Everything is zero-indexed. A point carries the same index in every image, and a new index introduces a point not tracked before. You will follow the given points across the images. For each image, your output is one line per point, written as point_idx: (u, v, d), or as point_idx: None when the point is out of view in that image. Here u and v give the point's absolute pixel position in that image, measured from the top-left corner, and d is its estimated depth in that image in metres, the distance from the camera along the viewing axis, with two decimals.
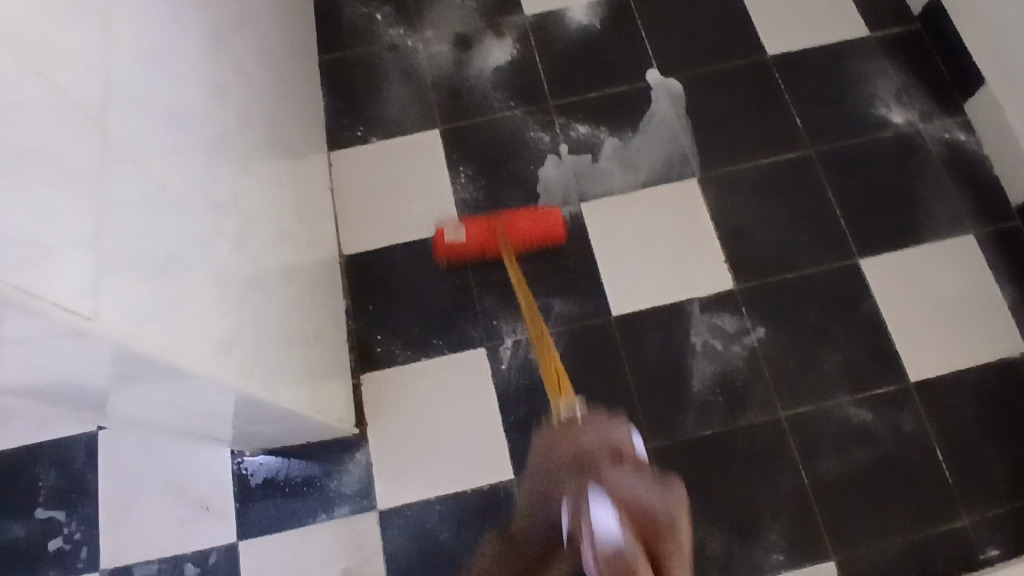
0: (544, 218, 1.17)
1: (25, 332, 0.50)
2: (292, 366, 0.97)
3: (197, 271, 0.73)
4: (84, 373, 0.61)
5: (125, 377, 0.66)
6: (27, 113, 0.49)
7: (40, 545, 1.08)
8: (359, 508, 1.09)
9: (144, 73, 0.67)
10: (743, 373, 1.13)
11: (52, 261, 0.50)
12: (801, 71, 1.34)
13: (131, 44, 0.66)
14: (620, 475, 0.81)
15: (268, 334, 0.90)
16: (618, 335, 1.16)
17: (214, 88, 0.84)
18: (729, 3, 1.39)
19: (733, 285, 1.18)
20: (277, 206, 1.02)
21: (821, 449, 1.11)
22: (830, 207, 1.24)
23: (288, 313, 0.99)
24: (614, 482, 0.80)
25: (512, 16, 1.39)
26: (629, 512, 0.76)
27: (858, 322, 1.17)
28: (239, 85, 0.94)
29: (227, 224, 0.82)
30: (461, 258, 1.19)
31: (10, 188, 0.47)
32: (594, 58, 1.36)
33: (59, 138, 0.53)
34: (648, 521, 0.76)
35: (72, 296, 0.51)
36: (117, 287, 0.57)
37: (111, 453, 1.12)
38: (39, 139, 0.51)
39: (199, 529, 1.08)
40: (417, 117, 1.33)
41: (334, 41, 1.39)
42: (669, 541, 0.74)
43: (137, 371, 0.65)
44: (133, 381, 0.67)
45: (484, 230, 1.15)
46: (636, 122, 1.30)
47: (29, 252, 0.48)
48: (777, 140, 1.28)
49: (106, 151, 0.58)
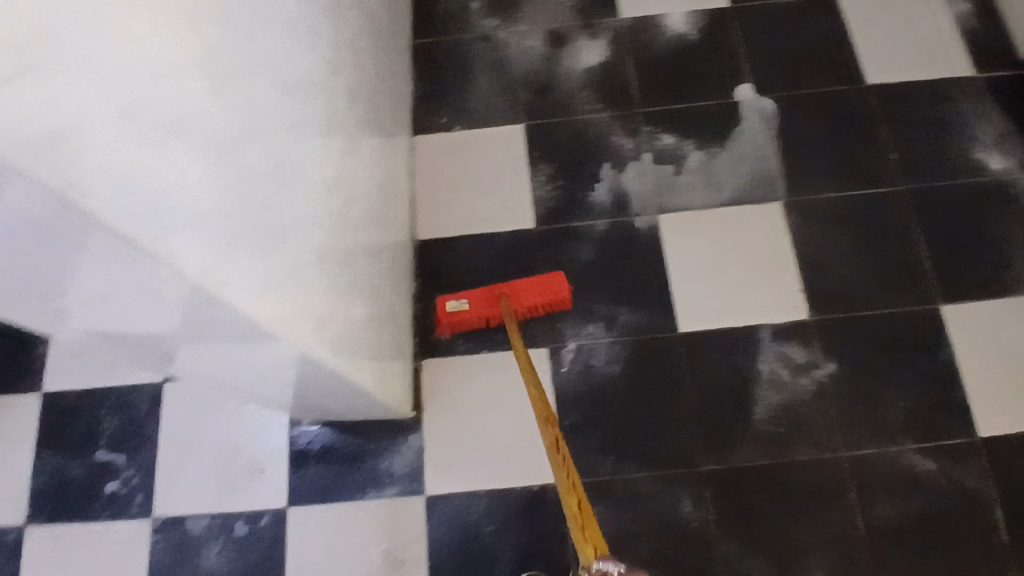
0: (549, 284, 1.12)
1: (152, 281, 0.55)
2: (362, 344, 0.98)
3: (297, 243, 0.74)
4: (191, 323, 0.66)
5: (223, 336, 0.71)
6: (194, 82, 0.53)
7: (98, 486, 1.12)
8: (406, 490, 1.10)
9: (265, 39, 0.67)
10: (808, 407, 1.11)
11: (193, 225, 0.54)
12: (900, 105, 1.29)
13: (262, 11, 0.67)
14: None
15: (346, 309, 0.92)
16: (683, 352, 1.14)
17: (322, 60, 0.85)
18: (832, 26, 1.35)
19: (807, 316, 1.15)
20: (362, 183, 1.02)
21: (880, 494, 1.07)
22: (914, 248, 1.20)
23: (364, 290, 1.00)
24: None
25: (608, 17, 1.37)
26: None
27: (932, 370, 1.13)
28: (341, 59, 0.95)
29: (322, 196, 0.83)
30: (465, 326, 1.16)
31: (176, 152, 0.51)
32: (687, 67, 1.33)
33: (216, 106, 0.56)
34: None
35: (199, 257, 0.56)
36: (237, 254, 0.61)
37: (174, 405, 1.15)
38: (202, 106, 0.54)
39: (250, 490, 1.10)
40: (502, 110, 1.33)
41: (428, 26, 1.40)
42: None
43: (207, 316, 0.66)
44: (227, 339, 0.72)
45: (486, 301, 1.12)
46: (725, 138, 1.27)
47: (175, 214, 0.52)
48: (867, 173, 1.25)
49: (245, 121, 0.62)
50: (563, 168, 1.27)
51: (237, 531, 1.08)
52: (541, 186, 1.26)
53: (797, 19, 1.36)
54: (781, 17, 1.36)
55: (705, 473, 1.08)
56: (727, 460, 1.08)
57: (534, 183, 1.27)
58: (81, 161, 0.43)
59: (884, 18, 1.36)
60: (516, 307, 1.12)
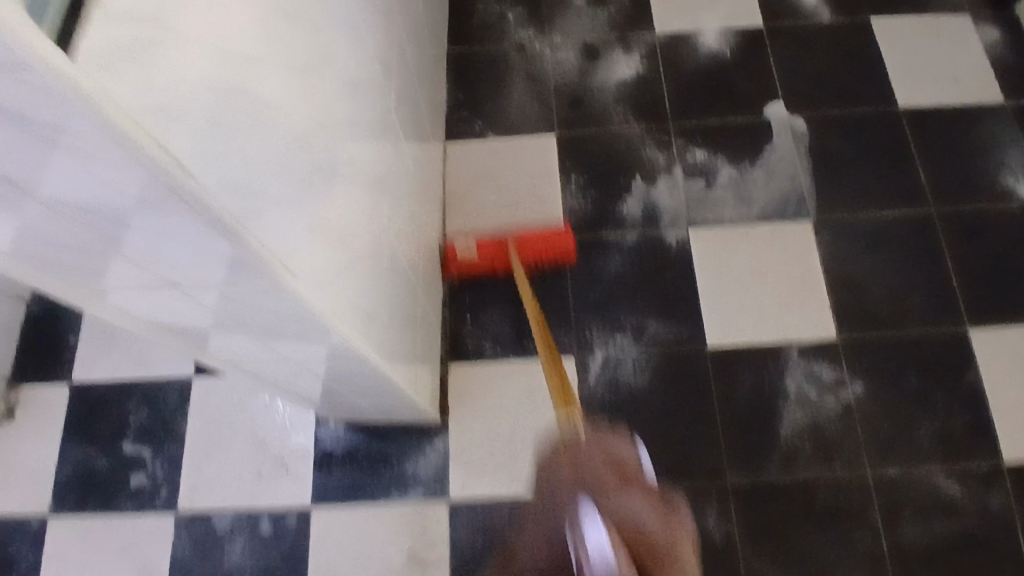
0: (556, 239, 1.19)
1: (237, 273, 0.56)
2: (394, 344, 0.98)
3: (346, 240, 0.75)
4: (255, 315, 0.66)
5: (278, 328, 0.71)
6: (268, 76, 0.54)
7: (123, 478, 1.12)
8: (431, 493, 1.10)
9: (327, 41, 0.69)
10: (835, 426, 1.10)
11: (274, 214, 0.55)
12: (929, 128, 1.30)
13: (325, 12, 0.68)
14: (623, 496, 0.69)
15: (383, 309, 0.92)
16: (712, 365, 1.14)
17: (372, 64, 0.86)
18: (863, 49, 1.37)
19: (835, 334, 1.16)
20: (400, 187, 1.04)
21: (905, 515, 1.06)
22: (945, 270, 1.20)
23: (399, 292, 1.01)
24: (612, 505, 0.68)
25: (642, 32, 1.39)
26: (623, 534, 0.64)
27: (959, 392, 1.13)
28: (386, 64, 0.96)
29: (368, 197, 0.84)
30: (472, 276, 1.21)
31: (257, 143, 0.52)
32: (719, 85, 1.34)
33: (284, 101, 0.58)
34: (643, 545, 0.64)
35: (280, 247, 0.57)
36: (305, 244, 0.62)
37: (202, 400, 1.15)
38: (273, 99, 0.56)
39: (275, 487, 1.10)
40: (535, 119, 1.34)
41: (464, 35, 1.42)
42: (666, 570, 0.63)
43: (271, 313, 0.67)
44: (281, 331, 0.73)
45: (494, 253, 1.18)
46: (756, 155, 1.28)
47: (262, 203, 0.53)
48: (897, 194, 1.25)
49: (309, 117, 0.63)
50: (595, 179, 1.28)
51: (261, 527, 1.08)
52: (573, 196, 1.27)
53: (829, 40, 1.38)
54: (813, 38, 1.38)
55: (730, 487, 1.08)
56: (752, 476, 1.08)
57: (566, 193, 1.28)
58: (194, 148, 0.43)
59: (916, 42, 1.38)
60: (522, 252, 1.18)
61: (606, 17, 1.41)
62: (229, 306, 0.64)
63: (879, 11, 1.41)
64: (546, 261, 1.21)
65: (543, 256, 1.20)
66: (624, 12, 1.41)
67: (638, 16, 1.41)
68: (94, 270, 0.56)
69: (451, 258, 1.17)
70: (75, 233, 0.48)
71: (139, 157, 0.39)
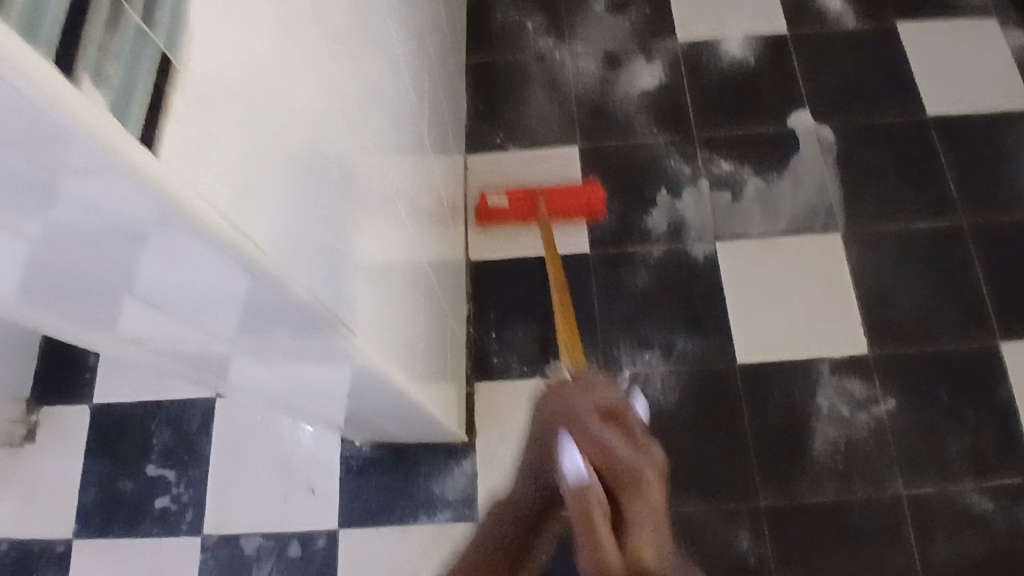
0: (586, 191, 1.21)
1: (270, 314, 0.53)
2: (422, 368, 0.97)
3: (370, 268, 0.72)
4: (279, 348, 0.63)
5: (301, 359, 0.68)
6: (297, 107, 0.52)
7: (148, 501, 1.11)
8: (459, 516, 1.08)
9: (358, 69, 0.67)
10: (868, 444, 1.09)
11: (309, 252, 0.52)
12: (959, 136, 1.28)
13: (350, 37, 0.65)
14: (602, 433, 0.72)
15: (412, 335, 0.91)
16: (742, 383, 1.13)
17: None
18: (890, 57, 1.35)
19: (867, 349, 1.14)
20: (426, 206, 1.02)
21: (938, 534, 1.05)
22: (975, 283, 1.19)
23: (425, 312, 0.99)
24: (590, 437, 0.71)
25: (664, 41, 1.37)
26: (597, 464, 0.69)
27: (992, 408, 1.11)
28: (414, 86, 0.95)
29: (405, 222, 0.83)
30: (499, 220, 1.24)
31: (292, 179, 0.49)
32: (744, 94, 1.32)
33: (314, 131, 0.55)
34: (613, 478, 0.67)
35: (317, 287, 0.54)
36: (336, 278, 0.59)
37: (225, 422, 1.14)
38: (305, 132, 0.53)
39: (302, 510, 1.09)
40: (557, 130, 1.32)
41: (483, 45, 1.39)
42: (635, 498, 0.65)
43: (312, 359, 0.68)
44: (301, 362, 0.69)
45: (522, 206, 1.21)
46: (783, 166, 1.26)
47: (299, 243, 0.50)
48: (926, 206, 1.23)
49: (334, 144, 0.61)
50: (620, 192, 1.26)
51: (289, 551, 1.07)
52: None
53: (855, 47, 1.36)
54: (838, 45, 1.36)
55: (762, 507, 1.06)
56: (784, 496, 1.07)
57: None
58: (235, 197, 0.40)
59: (944, 48, 1.35)
60: (552, 207, 1.21)
61: (628, 25, 1.39)
62: (253, 342, 0.60)
63: (905, 15, 1.38)
64: (575, 211, 1.22)
65: (572, 208, 1.22)
66: (646, 20, 1.39)
67: (660, 23, 1.38)
68: (110, 312, 0.52)
69: (482, 208, 1.21)
70: (100, 279, 0.44)
71: (182, 218, 0.36)
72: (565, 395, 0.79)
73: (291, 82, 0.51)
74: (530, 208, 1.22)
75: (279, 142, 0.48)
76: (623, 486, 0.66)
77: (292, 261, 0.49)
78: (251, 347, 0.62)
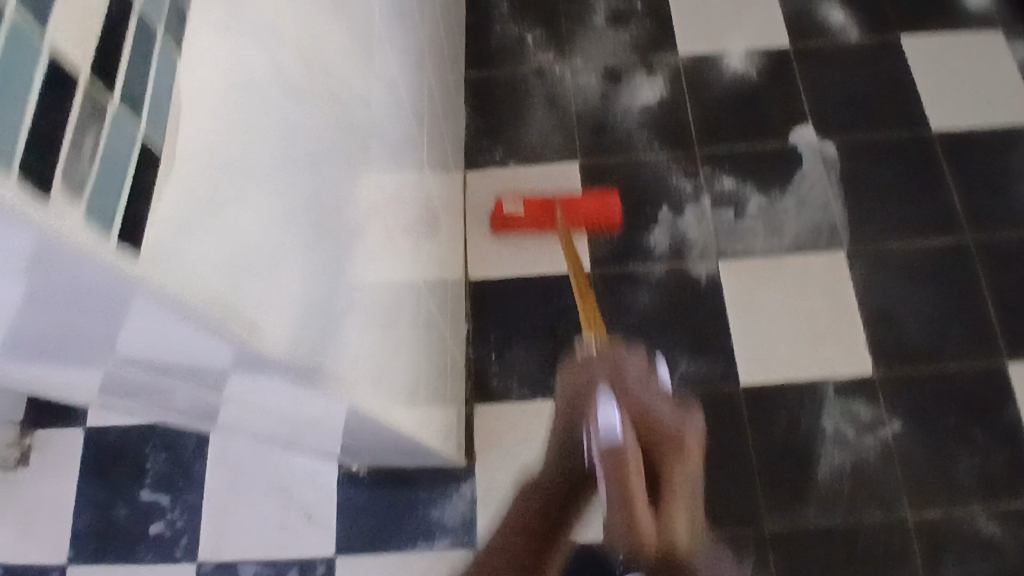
0: (603, 206, 1.21)
1: (240, 365, 0.50)
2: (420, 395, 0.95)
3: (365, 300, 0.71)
4: (260, 395, 0.60)
5: (286, 404, 0.65)
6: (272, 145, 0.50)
7: (142, 527, 1.09)
8: (459, 542, 1.07)
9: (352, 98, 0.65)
10: (874, 467, 1.07)
11: (280, 298, 0.50)
12: (963, 153, 1.26)
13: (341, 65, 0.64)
14: (636, 397, 0.76)
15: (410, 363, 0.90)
16: (746, 406, 1.11)
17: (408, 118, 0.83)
18: (894, 71, 1.33)
19: (872, 370, 1.12)
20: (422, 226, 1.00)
21: (945, 559, 1.03)
22: (983, 301, 1.16)
23: (423, 338, 0.98)
24: (627, 398, 0.76)
25: (665, 54, 1.35)
26: (634, 422, 0.74)
27: (1001, 429, 1.08)
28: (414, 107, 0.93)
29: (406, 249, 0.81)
30: (516, 235, 1.24)
31: (259, 225, 0.47)
32: (747, 110, 1.31)
33: (292, 170, 0.53)
34: (650, 439, 0.75)
35: (289, 338, 0.51)
36: (316, 322, 0.56)
37: (220, 446, 1.12)
38: (282, 171, 0.52)
39: (299, 537, 1.08)
40: (558, 146, 1.30)
41: (482, 60, 1.38)
42: (672, 457, 0.74)
43: (305, 407, 0.68)
44: (285, 403, 0.66)
45: (540, 211, 1.21)
46: (787, 183, 1.24)
47: (266, 292, 0.48)
48: (932, 224, 1.21)
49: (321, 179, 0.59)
50: (622, 210, 1.25)
51: None
52: (599, 229, 1.24)
53: (859, 60, 1.34)
54: (842, 58, 1.34)
55: (766, 533, 1.05)
56: (789, 521, 1.05)
57: (593, 225, 1.24)
58: (181, 255, 0.39)
59: (948, 63, 1.34)
60: (568, 217, 1.21)
61: (629, 39, 1.37)
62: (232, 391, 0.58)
63: (909, 28, 1.37)
64: (591, 226, 1.23)
65: (589, 221, 1.22)
66: (647, 33, 1.37)
67: (661, 36, 1.36)
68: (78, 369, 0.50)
69: (498, 212, 1.21)
70: (52, 342, 0.42)
71: (121, 280, 0.34)
72: (589, 369, 0.81)
73: (267, 118, 0.50)
74: (547, 216, 1.21)
75: (244, 184, 0.46)
76: (666, 453, 0.74)
77: (273, 331, 0.49)
78: (232, 396, 0.59)
